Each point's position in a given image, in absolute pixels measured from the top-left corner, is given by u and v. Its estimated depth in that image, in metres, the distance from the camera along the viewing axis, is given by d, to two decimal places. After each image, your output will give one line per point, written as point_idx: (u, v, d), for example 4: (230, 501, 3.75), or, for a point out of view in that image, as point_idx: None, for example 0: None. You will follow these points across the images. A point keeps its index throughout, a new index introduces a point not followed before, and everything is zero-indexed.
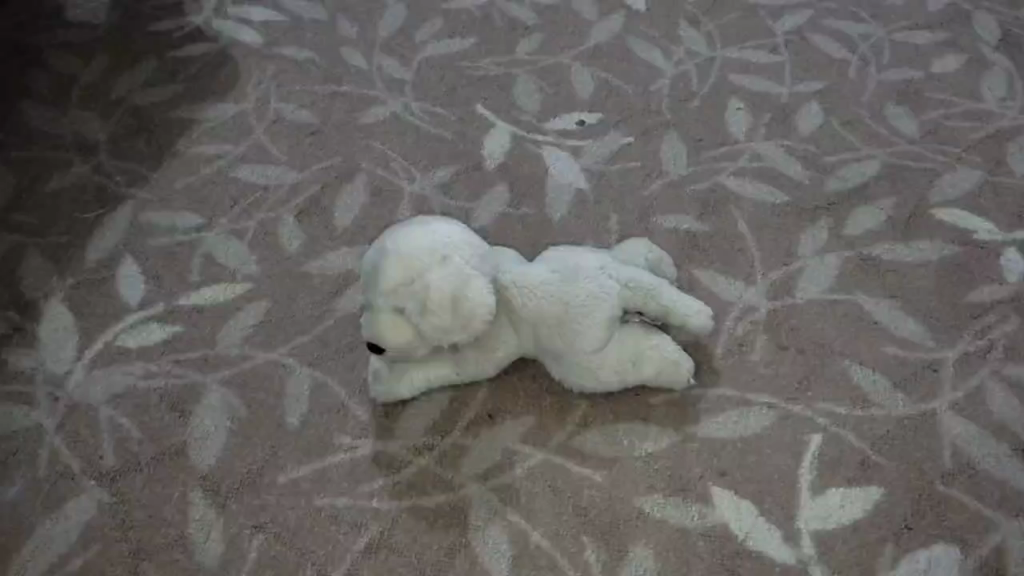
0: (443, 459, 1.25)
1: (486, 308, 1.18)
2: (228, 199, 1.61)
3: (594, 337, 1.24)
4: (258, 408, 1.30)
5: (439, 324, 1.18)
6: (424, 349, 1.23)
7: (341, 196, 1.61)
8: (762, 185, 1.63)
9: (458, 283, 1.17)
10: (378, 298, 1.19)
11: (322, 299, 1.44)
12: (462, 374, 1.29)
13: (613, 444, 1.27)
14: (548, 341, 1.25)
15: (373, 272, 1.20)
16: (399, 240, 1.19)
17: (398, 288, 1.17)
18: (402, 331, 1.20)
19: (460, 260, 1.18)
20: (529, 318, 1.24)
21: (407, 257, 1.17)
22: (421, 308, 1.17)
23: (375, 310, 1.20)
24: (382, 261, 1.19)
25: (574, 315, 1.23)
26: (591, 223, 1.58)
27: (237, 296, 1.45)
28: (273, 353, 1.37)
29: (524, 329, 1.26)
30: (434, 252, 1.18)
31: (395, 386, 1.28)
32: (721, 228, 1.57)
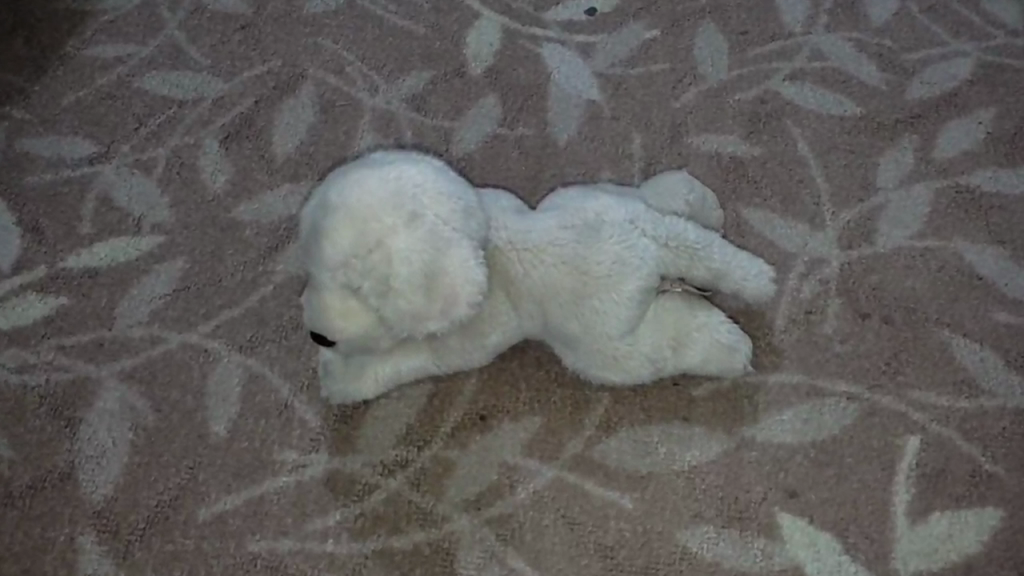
0: (422, 481, 0.94)
1: (474, 289, 0.83)
2: (131, 119, 1.23)
3: (622, 319, 0.91)
4: (170, 413, 0.98)
5: (409, 311, 0.83)
6: (391, 340, 0.89)
7: (280, 115, 1.23)
8: (827, 94, 1.26)
9: (435, 254, 0.82)
10: (322, 273, 0.84)
11: (257, 257, 1.09)
12: (444, 367, 0.96)
13: (647, 455, 0.96)
14: (561, 323, 0.92)
15: (313, 235, 0.84)
16: (349, 189, 0.83)
17: (349, 260, 0.82)
18: (358, 318, 0.86)
19: (437, 217, 0.83)
20: (534, 294, 0.91)
21: (362, 214, 0.82)
22: (384, 289, 0.83)
23: (318, 290, 0.86)
24: (325, 221, 0.83)
25: (598, 288, 0.89)
26: (608, 146, 1.21)
27: (142, 255, 1.09)
28: (190, 335, 1.03)
29: (527, 308, 0.92)
30: (399, 206, 0.82)
31: (353, 385, 0.95)
32: (777, 152, 1.21)
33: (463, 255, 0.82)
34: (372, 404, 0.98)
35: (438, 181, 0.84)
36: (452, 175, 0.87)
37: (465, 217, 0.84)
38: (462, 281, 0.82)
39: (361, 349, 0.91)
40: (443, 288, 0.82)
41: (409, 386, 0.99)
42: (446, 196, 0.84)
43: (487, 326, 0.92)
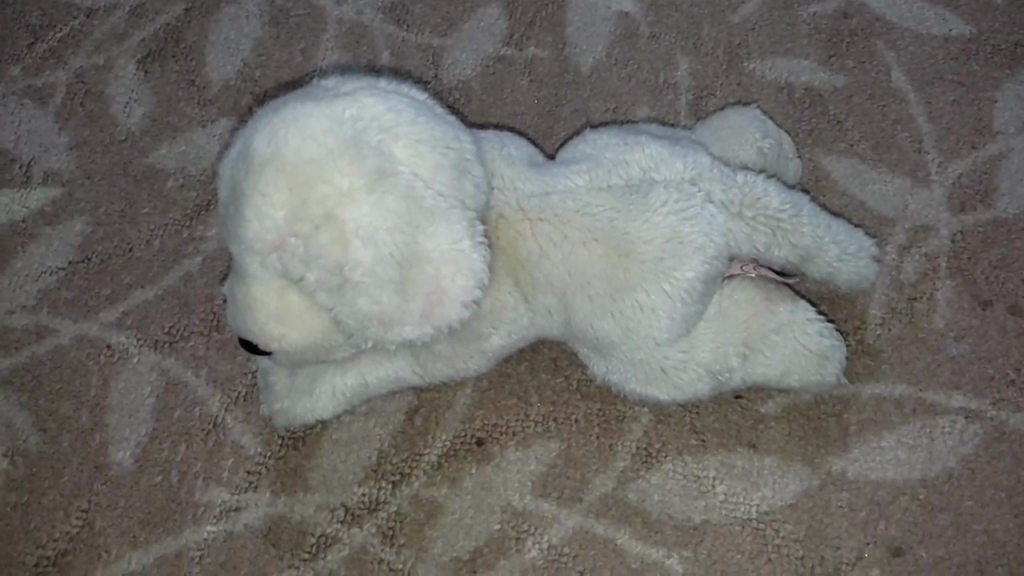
0: (397, 532, 0.70)
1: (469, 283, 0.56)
2: (24, 32, 0.94)
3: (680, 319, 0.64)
4: (59, 434, 0.73)
5: (375, 316, 0.56)
6: (353, 349, 0.63)
7: (218, 28, 0.94)
8: (928, 7, 0.97)
9: (410, 231, 0.55)
10: (247, 256, 0.57)
11: (180, 218, 0.82)
12: (427, 379, 0.70)
13: (701, 497, 0.71)
14: (591, 324, 0.65)
15: (232, 199, 0.57)
16: (282, 133, 0.56)
17: (285, 237, 0.55)
18: (300, 320, 0.60)
19: (414, 177, 0.56)
20: (554, 283, 0.64)
21: (302, 171, 0.55)
22: (335, 283, 0.55)
23: (244, 278, 0.59)
24: (249, 179, 0.56)
25: (645, 276, 0.62)
26: (645, 73, 0.93)
27: (31, 215, 0.83)
28: (90, 325, 0.77)
29: (544, 301, 0.65)
30: (357, 157, 0.55)
31: (302, 400, 0.69)
32: (865, 83, 0.93)
33: (452, 230, 0.55)
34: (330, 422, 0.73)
35: (415, 122, 0.57)
36: (435, 111, 0.60)
37: (453, 174, 0.57)
38: (451, 271, 0.55)
39: (311, 359, 0.64)
40: (423, 282, 0.55)
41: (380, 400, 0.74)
42: (426, 143, 0.57)
43: (487, 325, 0.66)
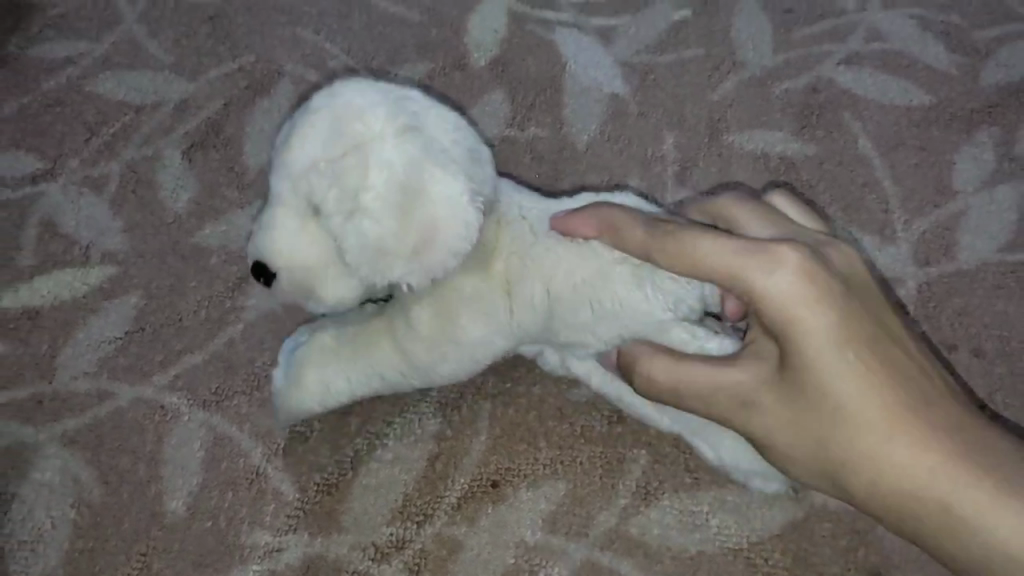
0: (423, 567, 0.78)
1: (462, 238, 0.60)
2: (82, 130, 1.06)
3: (667, 313, 0.65)
4: (120, 485, 0.82)
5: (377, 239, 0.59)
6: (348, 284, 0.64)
7: (253, 120, 1.05)
8: (889, 80, 1.08)
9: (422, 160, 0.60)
10: (279, 178, 0.62)
11: (222, 290, 0.92)
12: (432, 371, 0.73)
13: (695, 530, 0.79)
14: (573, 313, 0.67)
15: (284, 135, 0.63)
16: (339, 92, 0.63)
17: (315, 156, 0.60)
18: (314, 239, 0.62)
19: (439, 137, 0.62)
20: (542, 264, 0.67)
21: (345, 111, 0.61)
22: (348, 205, 0.59)
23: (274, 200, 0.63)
24: (299, 122, 0.62)
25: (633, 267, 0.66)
26: (635, 147, 1.04)
27: (91, 291, 0.93)
28: (146, 388, 0.86)
29: (528, 292, 0.67)
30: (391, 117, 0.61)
31: (328, 362, 0.75)
32: (834, 150, 1.03)
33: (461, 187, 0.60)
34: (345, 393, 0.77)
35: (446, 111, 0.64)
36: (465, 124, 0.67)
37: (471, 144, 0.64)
38: (448, 205, 0.60)
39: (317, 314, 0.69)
40: (422, 217, 0.60)
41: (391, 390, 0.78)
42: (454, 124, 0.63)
43: (477, 316, 0.68)
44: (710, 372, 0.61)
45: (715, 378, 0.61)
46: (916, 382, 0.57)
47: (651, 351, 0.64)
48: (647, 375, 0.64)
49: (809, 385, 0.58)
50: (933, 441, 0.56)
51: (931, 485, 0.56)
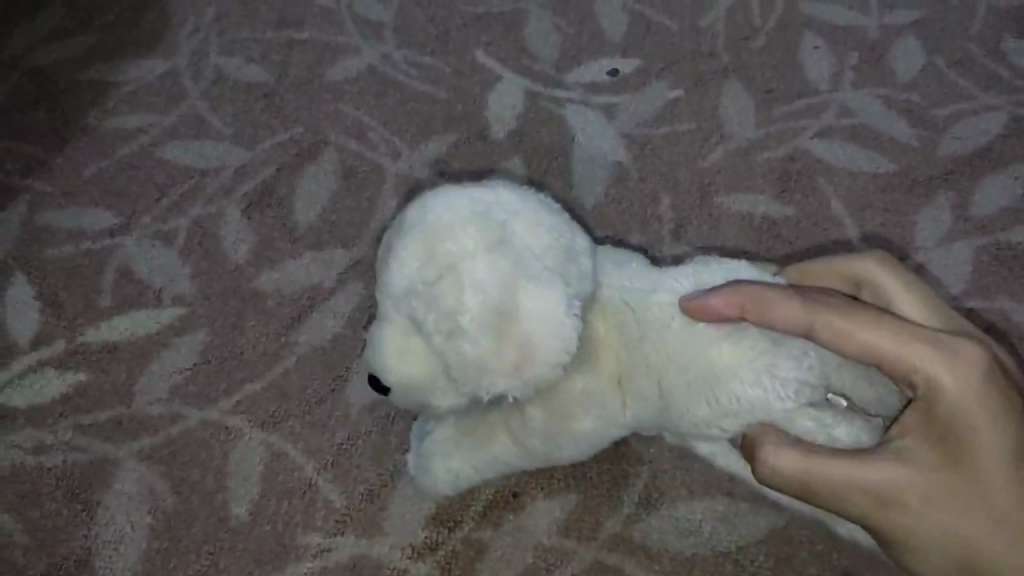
0: (452, 565, 0.90)
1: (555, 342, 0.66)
2: (153, 189, 1.19)
3: (783, 404, 0.70)
4: (190, 494, 0.95)
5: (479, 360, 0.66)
6: (455, 395, 0.73)
7: (303, 182, 1.20)
8: (858, 150, 1.24)
9: (512, 294, 0.66)
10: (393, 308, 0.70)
11: (278, 328, 1.06)
12: (560, 443, 0.77)
13: (689, 535, 0.91)
14: (687, 410, 0.72)
15: (411, 346, 0.71)
16: (434, 210, 0.69)
17: (411, 284, 0.68)
18: (420, 339, 0.70)
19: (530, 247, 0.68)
20: (648, 368, 0.72)
21: (437, 241, 0.67)
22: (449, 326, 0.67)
23: (413, 350, 0.71)
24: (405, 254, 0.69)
25: (737, 361, 0.70)
26: (636, 208, 1.19)
27: (163, 328, 1.06)
28: (212, 412, 1.00)
29: (639, 386, 0.73)
30: (487, 243, 0.67)
31: (443, 456, 0.85)
32: (810, 211, 1.18)
33: (552, 309, 0.66)
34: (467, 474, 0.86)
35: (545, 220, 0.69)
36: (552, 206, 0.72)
37: (553, 257, 0.68)
38: (542, 322, 0.66)
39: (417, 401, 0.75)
40: (517, 324, 0.66)
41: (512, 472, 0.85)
42: (545, 225, 0.69)
43: (594, 414, 0.74)
44: (836, 459, 0.70)
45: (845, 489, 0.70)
46: (988, 492, 0.69)
47: (777, 444, 0.71)
48: (768, 466, 0.71)
49: (908, 493, 0.70)
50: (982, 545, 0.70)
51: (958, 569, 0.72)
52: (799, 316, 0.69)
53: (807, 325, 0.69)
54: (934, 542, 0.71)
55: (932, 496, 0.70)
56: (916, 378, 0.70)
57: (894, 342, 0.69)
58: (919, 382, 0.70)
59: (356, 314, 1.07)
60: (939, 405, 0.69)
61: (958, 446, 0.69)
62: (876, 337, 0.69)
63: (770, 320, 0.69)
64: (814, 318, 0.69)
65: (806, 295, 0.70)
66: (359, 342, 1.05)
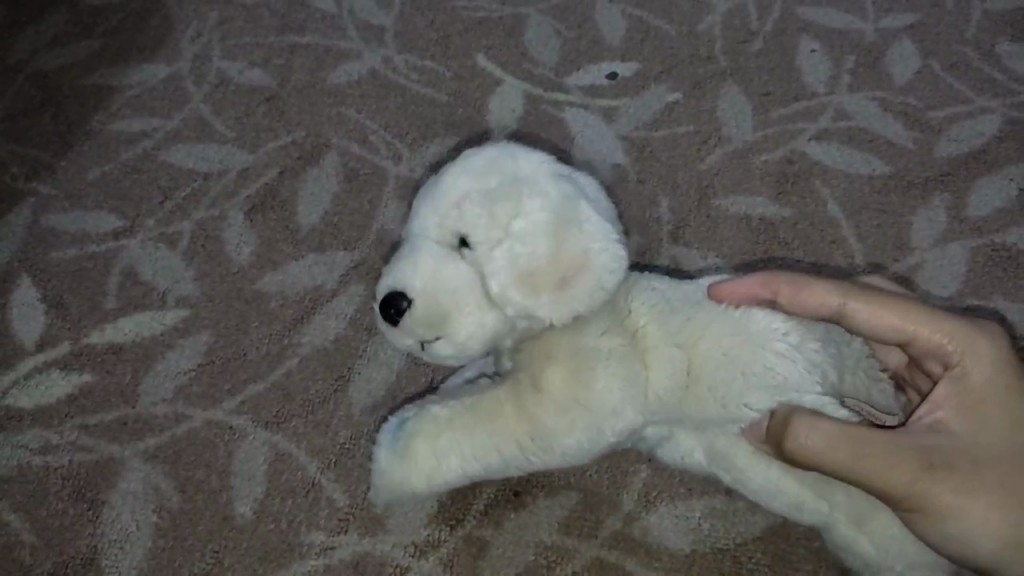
0: (455, 562, 0.91)
1: (606, 259, 0.70)
2: (156, 192, 1.20)
3: (813, 388, 0.73)
4: (195, 493, 0.96)
5: (529, 262, 0.69)
6: (481, 322, 0.73)
7: (305, 184, 1.21)
8: (855, 153, 1.25)
9: (573, 210, 0.70)
10: (437, 219, 0.73)
11: (282, 329, 1.07)
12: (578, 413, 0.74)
13: (688, 532, 0.92)
14: (719, 383, 0.73)
15: (450, 261, 0.73)
16: (499, 148, 0.77)
17: (467, 190, 0.73)
18: (454, 262, 0.72)
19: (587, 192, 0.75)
20: (681, 338, 0.75)
21: (502, 166, 0.74)
22: (501, 229, 0.70)
23: (450, 269, 0.72)
24: (465, 176, 0.74)
25: (769, 334, 0.74)
26: (636, 210, 1.20)
27: (167, 330, 1.07)
28: (216, 412, 1.01)
29: (669, 361, 0.74)
30: (548, 171, 0.74)
31: (441, 437, 0.80)
32: (807, 213, 1.19)
33: (604, 235, 0.70)
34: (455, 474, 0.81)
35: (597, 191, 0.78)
36: None
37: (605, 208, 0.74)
38: (595, 234, 0.70)
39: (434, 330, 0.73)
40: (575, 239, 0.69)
41: (513, 472, 0.80)
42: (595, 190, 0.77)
43: (621, 386, 0.73)
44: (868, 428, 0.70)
45: (891, 455, 0.70)
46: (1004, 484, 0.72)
47: (810, 415, 0.70)
48: (804, 436, 0.69)
49: (950, 461, 0.72)
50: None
51: (1005, 551, 0.74)
52: (832, 297, 0.76)
53: (838, 306, 0.76)
54: (989, 518, 0.72)
55: (977, 469, 0.72)
56: (952, 352, 0.76)
57: (925, 327, 0.76)
58: (953, 364, 0.76)
59: (359, 315, 1.08)
60: (970, 381, 0.75)
61: (985, 416, 0.74)
62: (905, 323, 0.76)
63: (801, 305, 0.76)
64: (845, 295, 0.76)
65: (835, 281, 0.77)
66: (362, 342, 1.06)
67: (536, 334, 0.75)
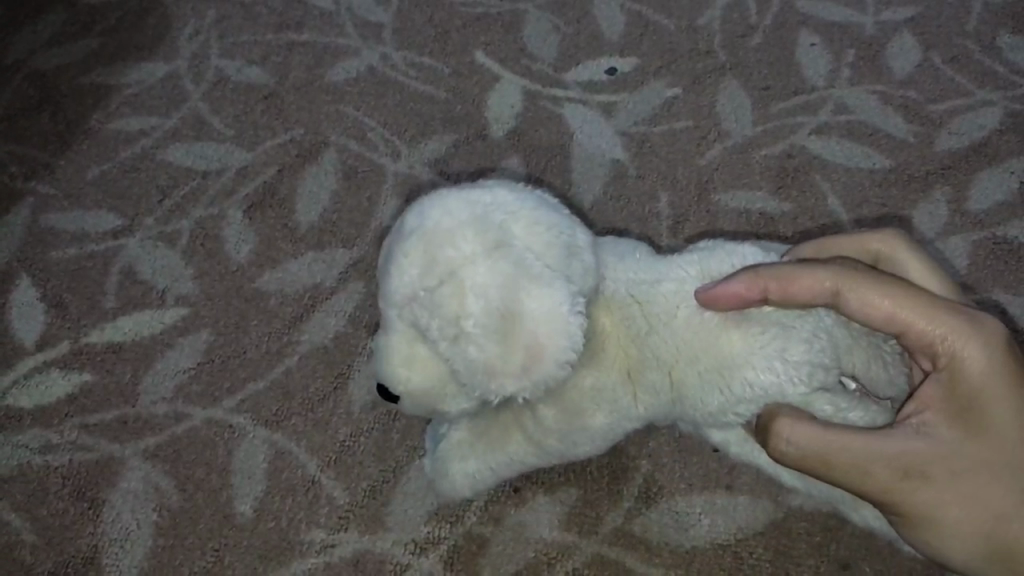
0: (456, 559, 0.91)
1: (560, 343, 0.66)
2: (155, 191, 1.20)
3: (797, 389, 0.70)
4: (196, 492, 0.96)
5: (486, 366, 0.67)
6: (466, 399, 0.74)
7: (303, 182, 1.21)
8: (855, 147, 1.24)
9: (516, 298, 0.66)
10: (391, 312, 0.71)
11: (281, 328, 1.07)
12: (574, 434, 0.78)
13: (688, 528, 0.92)
14: (701, 391, 0.72)
15: (417, 356, 0.72)
16: (432, 209, 0.70)
17: (409, 289, 0.68)
18: (423, 356, 0.72)
19: (531, 247, 0.68)
20: (661, 357, 0.73)
21: (438, 240, 0.68)
22: (451, 334, 0.67)
23: (421, 364, 0.73)
24: (403, 261, 0.69)
25: (747, 343, 0.70)
26: (635, 205, 1.19)
27: (166, 328, 1.07)
28: (216, 411, 1.01)
29: (652, 379, 0.74)
30: (484, 243, 0.67)
31: (467, 457, 0.86)
32: (808, 207, 1.19)
33: (554, 313, 0.65)
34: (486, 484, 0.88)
35: (546, 216, 0.70)
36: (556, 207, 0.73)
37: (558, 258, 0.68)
38: (544, 319, 0.65)
39: (429, 408, 0.77)
40: (523, 331, 0.66)
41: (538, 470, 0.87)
42: (544, 224, 0.69)
43: (603, 409, 0.76)
44: (849, 434, 0.70)
45: (869, 460, 0.70)
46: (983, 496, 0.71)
47: (793, 419, 0.70)
48: (784, 445, 0.70)
49: (930, 469, 0.71)
50: (1011, 526, 0.72)
51: (982, 558, 0.73)
52: (824, 282, 0.71)
53: (832, 288, 0.71)
54: (961, 526, 0.72)
55: (954, 481, 0.71)
56: (943, 353, 0.72)
57: (920, 317, 0.71)
58: (943, 361, 0.72)
59: (358, 313, 1.08)
60: (962, 383, 0.72)
61: (975, 421, 0.71)
62: (899, 309, 0.71)
63: (792, 295, 0.71)
64: (839, 281, 0.71)
65: (824, 267, 0.72)
66: (361, 341, 1.06)
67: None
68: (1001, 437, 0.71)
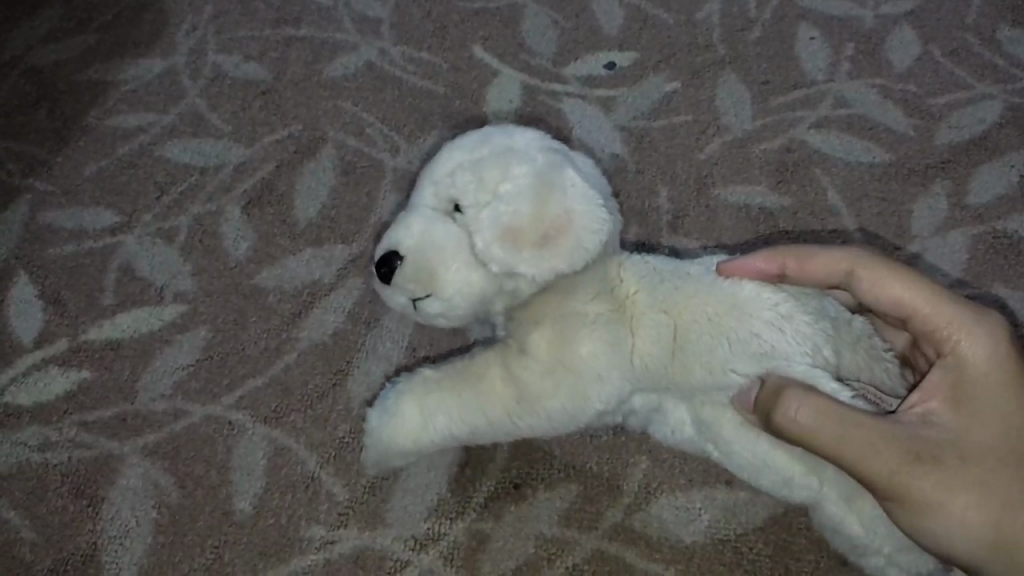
0: (455, 556, 0.91)
1: (589, 221, 0.72)
2: (153, 188, 1.20)
3: (803, 358, 0.74)
4: (196, 489, 0.96)
5: (513, 219, 0.71)
6: (464, 278, 0.75)
7: (302, 178, 1.21)
8: (855, 141, 1.24)
9: (559, 176, 0.73)
10: (430, 183, 0.77)
11: (280, 324, 1.07)
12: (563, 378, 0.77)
13: (688, 524, 0.92)
14: (707, 355, 0.75)
15: (437, 221, 0.75)
16: (494, 126, 0.80)
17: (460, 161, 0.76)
18: (443, 221, 0.75)
19: (576, 165, 0.78)
20: (671, 309, 0.76)
21: (496, 139, 0.77)
22: (489, 194, 0.73)
23: (436, 231, 0.75)
24: (459, 149, 0.77)
25: (758, 304, 0.75)
26: (634, 200, 1.19)
27: (165, 325, 1.07)
28: (215, 408, 1.01)
29: (658, 335, 0.76)
30: (539, 145, 0.77)
31: (436, 399, 0.83)
32: (808, 202, 1.19)
33: (589, 200, 0.73)
34: (444, 432, 0.84)
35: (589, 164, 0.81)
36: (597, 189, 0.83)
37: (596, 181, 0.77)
38: (579, 198, 0.73)
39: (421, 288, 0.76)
40: (559, 203, 0.72)
41: (501, 434, 0.83)
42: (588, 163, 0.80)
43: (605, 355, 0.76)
44: (859, 416, 0.70)
45: (876, 442, 0.70)
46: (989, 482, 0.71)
47: (802, 391, 0.70)
48: (794, 411, 0.70)
49: (937, 454, 0.71)
50: (1015, 522, 0.71)
51: (990, 552, 0.71)
52: (839, 262, 0.79)
53: (846, 268, 0.79)
54: (969, 515, 0.70)
55: (963, 465, 0.71)
56: (948, 345, 0.76)
57: (925, 303, 0.77)
58: (947, 352, 0.76)
59: (357, 309, 1.08)
60: (964, 372, 0.75)
61: (976, 410, 0.73)
62: (906, 294, 0.78)
63: (808, 273, 0.80)
64: (854, 260, 0.79)
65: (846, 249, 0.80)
66: (360, 337, 1.05)
67: (527, 305, 0.78)
68: (1003, 424, 0.72)
